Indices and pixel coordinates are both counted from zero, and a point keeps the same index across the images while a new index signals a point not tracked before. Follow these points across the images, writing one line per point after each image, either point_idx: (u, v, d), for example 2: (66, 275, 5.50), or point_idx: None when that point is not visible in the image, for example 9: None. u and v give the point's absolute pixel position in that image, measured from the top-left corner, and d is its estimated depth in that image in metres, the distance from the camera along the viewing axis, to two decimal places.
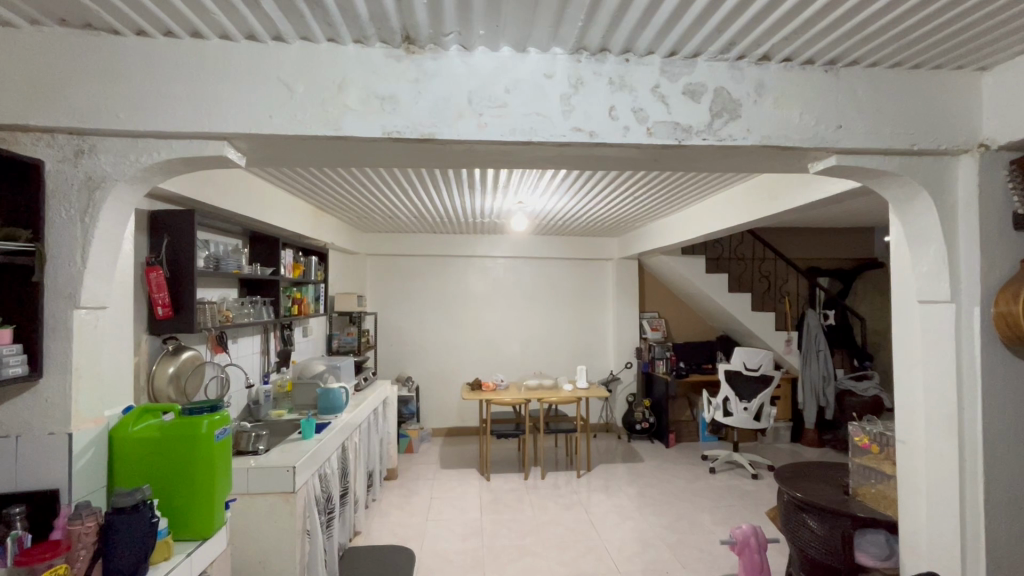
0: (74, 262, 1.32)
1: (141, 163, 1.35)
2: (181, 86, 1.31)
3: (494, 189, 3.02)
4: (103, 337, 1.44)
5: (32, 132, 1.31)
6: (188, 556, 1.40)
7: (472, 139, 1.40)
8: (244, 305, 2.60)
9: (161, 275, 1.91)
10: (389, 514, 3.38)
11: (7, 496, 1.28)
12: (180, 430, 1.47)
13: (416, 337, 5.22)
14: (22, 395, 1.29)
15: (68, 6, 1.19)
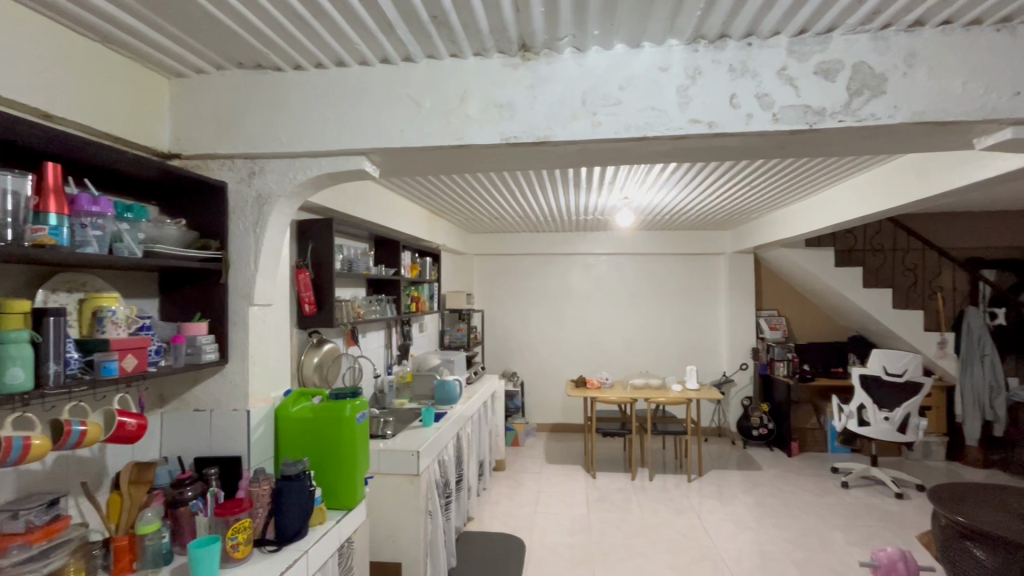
0: (249, 266, 1.57)
1: (298, 179, 1.56)
2: (329, 109, 1.50)
3: (600, 185, 3.00)
4: (270, 330, 1.70)
5: (219, 159, 1.58)
6: (338, 522, 1.58)
7: (587, 138, 1.42)
8: (372, 302, 2.87)
9: (307, 276, 2.18)
10: (499, 503, 3.52)
11: (204, 458, 1.56)
12: (328, 411, 1.67)
13: (520, 333, 5.36)
14: (214, 377, 1.56)
15: (245, 51, 1.41)
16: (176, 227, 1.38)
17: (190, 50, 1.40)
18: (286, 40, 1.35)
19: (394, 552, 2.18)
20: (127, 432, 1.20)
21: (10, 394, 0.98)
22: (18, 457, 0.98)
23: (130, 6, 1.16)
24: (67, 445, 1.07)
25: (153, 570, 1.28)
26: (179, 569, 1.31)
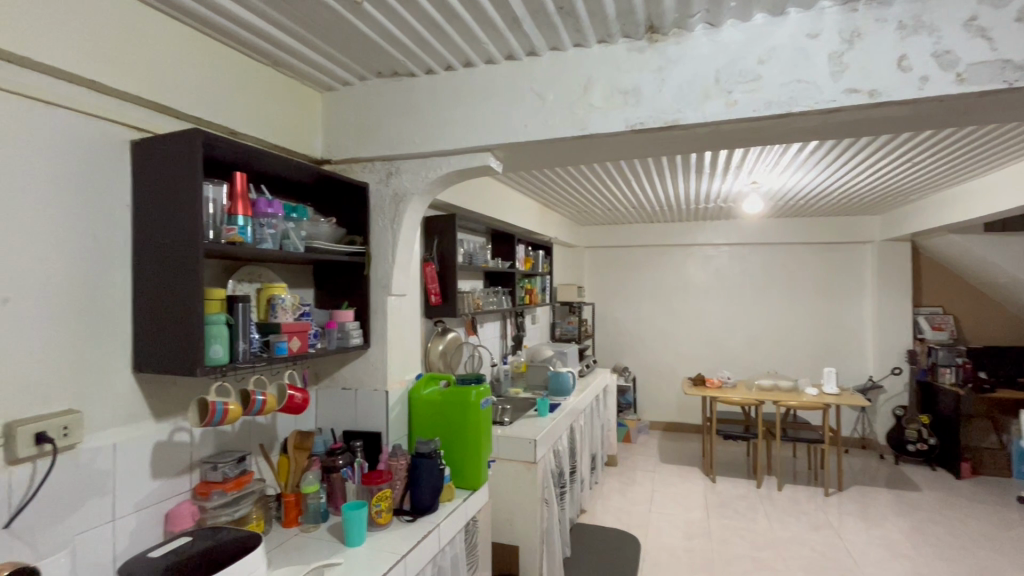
0: (388, 260, 1.71)
1: (429, 177, 1.67)
2: (457, 109, 1.58)
3: (724, 171, 2.79)
4: (405, 318, 1.84)
5: (362, 162, 1.75)
6: (464, 501, 1.67)
7: (719, 120, 1.33)
8: (489, 294, 2.98)
9: (434, 269, 2.33)
10: (611, 499, 3.48)
11: (351, 432, 1.74)
12: (455, 396, 1.78)
13: (632, 327, 5.21)
14: (360, 359, 1.74)
15: (385, 61, 1.53)
16: (327, 225, 1.56)
17: (341, 64, 1.55)
18: (420, 47, 1.44)
19: (511, 536, 2.25)
20: (295, 403, 1.38)
21: (214, 365, 1.18)
22: (221, 419, 1.18)
23: (293, 28, 1.31)
24: (253, 412, 1.27)
25: (313, 526, 1.47)
26: (333, 527, 1.48)
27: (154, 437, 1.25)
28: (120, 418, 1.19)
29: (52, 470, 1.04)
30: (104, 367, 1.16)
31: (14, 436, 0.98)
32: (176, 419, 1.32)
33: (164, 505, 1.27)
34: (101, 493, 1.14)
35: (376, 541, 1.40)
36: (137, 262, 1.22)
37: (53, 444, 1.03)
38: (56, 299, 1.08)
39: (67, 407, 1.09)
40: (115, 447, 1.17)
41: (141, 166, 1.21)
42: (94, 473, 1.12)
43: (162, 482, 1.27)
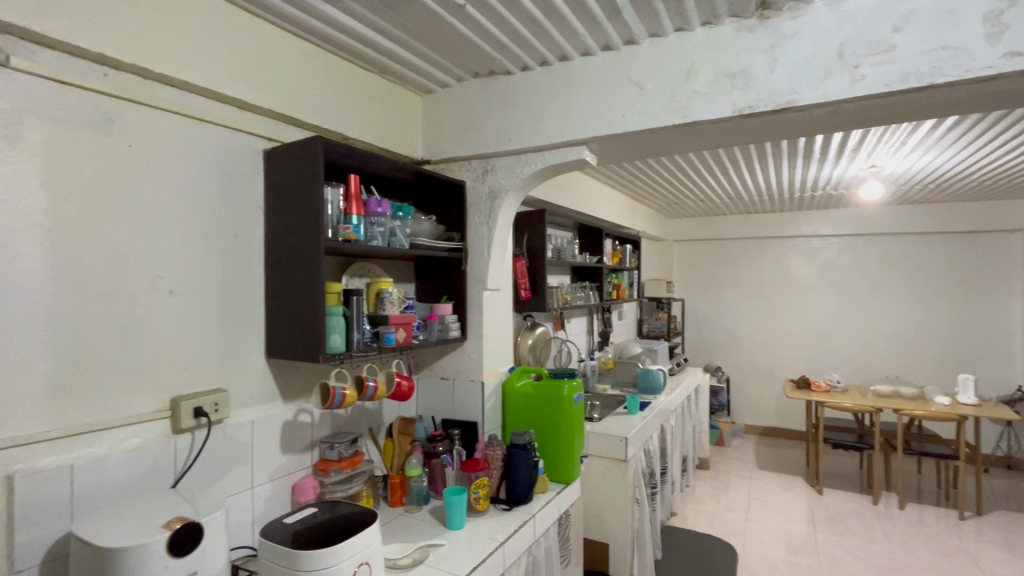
0: (483, 255, 1.76)
1: (524, 173, 1.69)
2: (553, 104, 1.58)
3: (838, 155, 2.54)
4: (500, 312, 1.89)
5: (459, 161, 1.81)
6: (558, 494, 1.68)
7: (843, 98, 1.21)
8: (577, 289, 2.96)
9: (524, 264, 2.36)
10: (703, 503, 3.33)
11: (448, 420, 1.82)
12: (548, 389, 1.79)
13: (725, 325, 4.93)
14: (457, 351, 1.81)
15: (482, 61, 1.57)
16: (428, 222, 1.63)
17: (441, 68, 1.62)
18: (517, 44, 1.46)
19: (601, 532, 2.23)
20: (402, 390, 1.46)
21: (333, 353, 1.29)
22: (340, 403, 1.28)
23: (400, 37, 1.39)
24: (366, 397, 1.36)
25: (416, 508, 1.55)
26: (435, 510, 1.56)
27: (282, 416, 1.39)
28: (256, 397, 1.34)
29: (206, 441, 1.20)
30: (244, 352, 1.31)
31: (178, 409, 1.14)
32: (300, 401, 1.46)
33: (291, 478, 1.41)
34: (243, 463, 1.29)
35: (475, 526, 1.46)
36: (269, 259, 1.36)
37: (206, 418, 1.19)
38: (208, 291, 1.23)
39: (216, 386, 1.25)
40: (253, 423, 1.32)
41: (272, 173, 1.34)
42: (237, 445, 1.27)
43: (289, 457, 1.41)
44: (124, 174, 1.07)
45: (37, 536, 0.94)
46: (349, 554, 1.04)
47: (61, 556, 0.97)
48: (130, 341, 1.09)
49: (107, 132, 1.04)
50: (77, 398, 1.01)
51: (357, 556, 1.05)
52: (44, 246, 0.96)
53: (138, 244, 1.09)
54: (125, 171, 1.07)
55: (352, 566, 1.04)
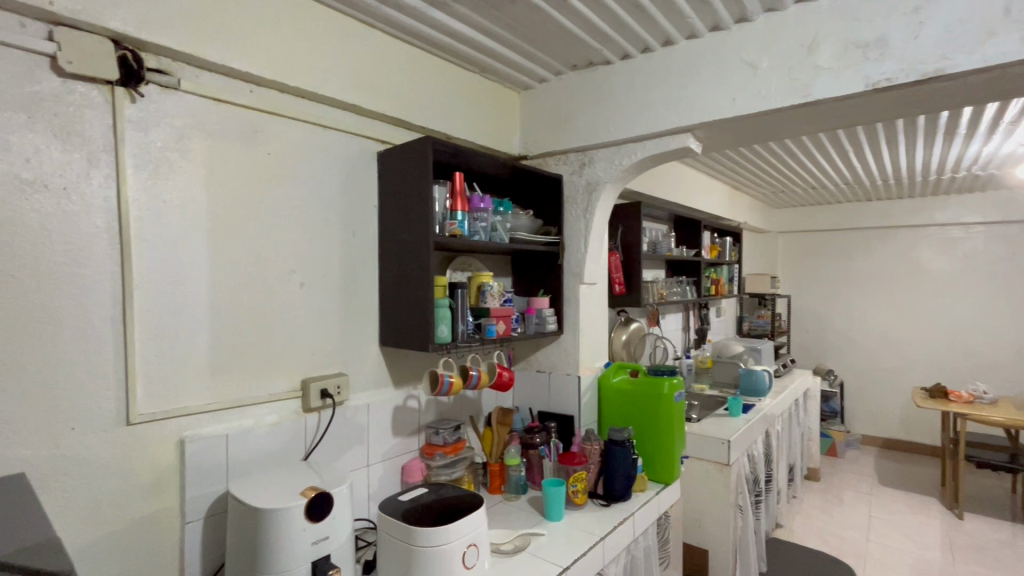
0: (581, 249, 1.75)
1: (623, 164, 1.66)
2: (655, 92, 1.53)
3: (990, 129, 2.19)
4: (596, 307, 1.87)
5: (556, 155, 1.81)
6: (658, 493, 1.63)
7: (1010, 61, 1.05)
8: (673, 284, 2.85)
9: (618, 258, 2.31)
10: (814, 518, 3.06)
11: (545, 412, 1.84)
12: (648, 386, 1.74)
13: (839, 324, 4.48)
14: (553, 345, 1.82)
15: (581, 53, 1.55)
16: (527, 217, 1.66)
17: (540, 63, 1.62)
18: (619, 32, 1.42)
19: (700, 538, 2.14)
20: (503, 380, 1.50)
21: (441, 343, 1.35)
22: (447, 390, 1.34)
23: (502, 35, 1.42)
24: (470, 385, 1.42)
25: (514, 496, 1.59)
26: (532, 499, 1.59)
27: (394, 400, 1.49)
28: (371, 383, 1.45)
29: (331, 419, 1.32)
30: (360, 340, 1.42)
31: (308, 389, 1.27)
32: (408, 387, 1.55)
33: (401, 459, 1.51)
34: (360, 443, 1.40)
35: (574, 519, 1.46)
36: (382, 254, 1.45)
37: (331, 399, 1.31)
38: (332, 284, 1.35)
39: (338, 370, 1.36)
40: (369, 406, 1.42)
41: (385, 173, 1.43)
42: (356, 425, 1.39)
43: (399, 439, 1.51)
44: (265, 179, 1.20)
45: (202, 493, 1.09)
46: (459, 534, 1.09)
47: (219, 512, 1.12)
48: (271, 327, 1.22)
49: (252, 143, 1.18)
50: (229, 376, 1.15)
51: (467, 537, 1.10)
52: (205, 243, 1.11)
53: (276, 241, 1.23)
54: (266, 177, 1.21)
55: (462, 546, 1.09)
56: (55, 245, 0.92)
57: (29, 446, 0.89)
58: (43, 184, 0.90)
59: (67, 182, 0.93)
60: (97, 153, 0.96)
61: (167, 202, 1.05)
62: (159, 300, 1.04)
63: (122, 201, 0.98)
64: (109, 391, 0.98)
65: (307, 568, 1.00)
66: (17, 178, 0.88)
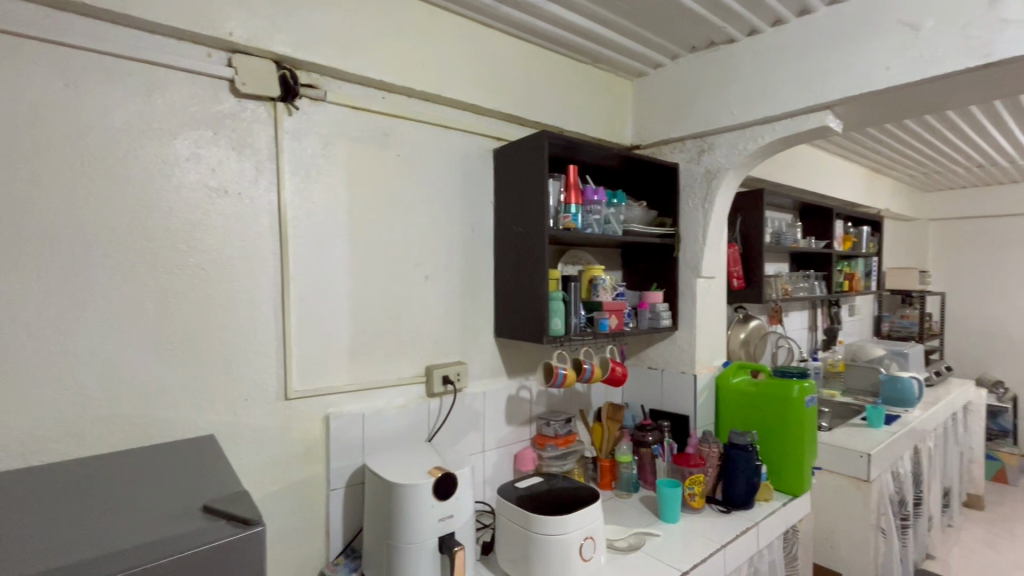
0: (698, 241, 1.66)
1: (748, 149, 1.54)
2: (787, 68, 1.40)
3: None
4: (715, 302, 1.76)
5: (671, 143, 1.74)
6: (785, 505, 1.51)
7: None
8: (799, 278, 2.59)
9: (737, 250, 2.15)
10: (976, 552, 2.63)
11: (657, 411, 1.77)
12: (773, 388, 1.61)
13: (1012, 328, 3.77)
14: (666, 341, 1.76)
15: (702, 32, 1.47)
16: (640, 208, 1.61)
17: (655, 47, 1.56)
18: (747, 6, 1.32)
19: (832, 559, 1.94)
20: (616, 375, 1.47)
21: (555, 335, 1.37)
22: (561, 382, 1.35)
23: (618, 22, 1.38)
24: (583, 378, 1.41)
25: (626, 494, 1.56)
26: (645, 499, 1.54)
27: (507, 390, 1.54)
28: (487, 372, 1.50)
29: (452, 405, 1.40)
30: (477, 331, 1.48)
31: (432, 375, 1.35)
32: (521, 378, 1.58)
33: (514, 448, 1.55)
34: (476, 429, 1.46)
35: (691, 522, 1.40)
36: (497, 248, 1.50)
37: (452, 385, 1.38)
38: (453, 276, 1.42)
39: (457, 359, 1.43)
40: (484, 394, 1.48)
41: (500, 169, 1.47)
42: (473, 412, 1.45)
43: (512, 428, 1.55)
44: (395, 179, 1.30)
45: (344, 464, 1.21)
46: (576, 525, 1.10)
47: (357, 482, 1.24)
48: (399, 317, 1.32)
49: (384, 146, 1.27)
50: (365, 360, 1.27)
51: (583, 529, 1.11)
52: (345, 240, 1.22)
53: (404, 236, 1.32)
54: (396, 177, 1.30)
55: (579, 538, 1.10)
56: (233, 241, 1.07)
57: (215, 413, 1.05)
58: (225, 190, 1.06)
59: (241, 188, 1.08)
60: (263, 162, 1.10)
61: (316, 202, 1.18)
62: (310, 290, 1.17)
63: (282, 203, 1.12)
64: (272, 369, 1.12)
65: (434, 543, 1.07)
66: (206, 186, 1.04)
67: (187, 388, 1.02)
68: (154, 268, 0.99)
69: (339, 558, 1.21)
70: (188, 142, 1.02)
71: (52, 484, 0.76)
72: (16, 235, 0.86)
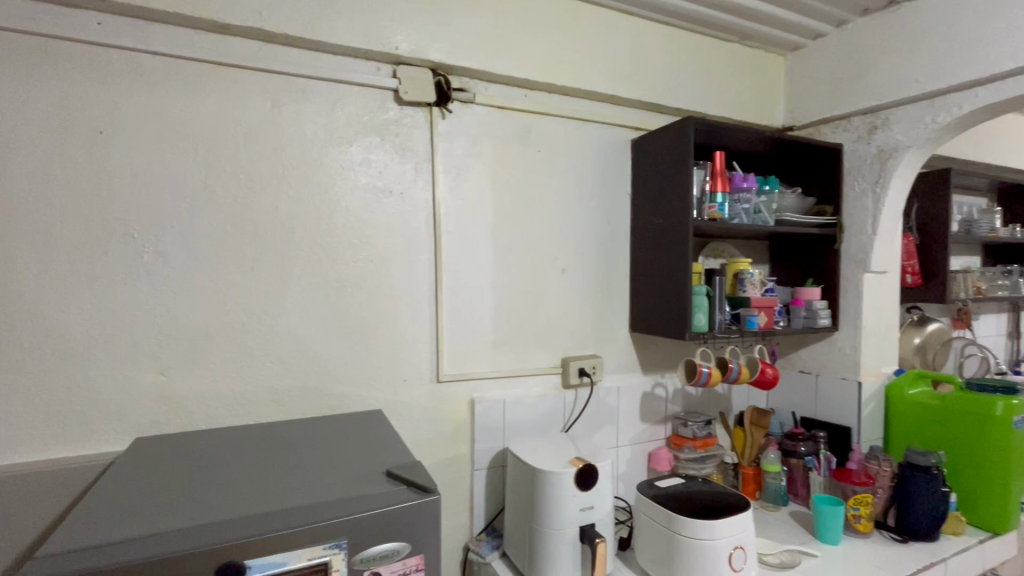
0: (866, 230, 1.47)
1: (937, 122, 1.31)
2: (999, 20, 1.16)
3: None
4: (887, 301, 1.54)
5: (833, 122, 1.55)
6: (983, 543, 1.27)
7: None
8: (996, 274, 2.16)
9: (913, 241, 1.84)
10: None
11: (811, 420, 1.60)
12: (967, 405, 1.36)
13: None
14: (824, 343, 1.58)
15: None
16: (795, 196, 1.46)
17: (818, 15, 1.40)
18: None
19: None
20: (767, 377, 1.36)
21: (698, 332, 1.30)
22: (705, 381, 1.28)
23: None
24: (729, 379, 1.33)
25: (773, 506, 1.44)
26: (797, 514, 1.41)
27: (642, 387, 1.50)
28: (621, 367, 1.48)
29: (587, 398, 1.41)
30: (612, 325, 1.46)
31: (568, 367, 1.37)
32: (656, 374, 1.54)
33: (648, 446, 1.51)
34: (610, 424, 1.45)
35: (856, 547, 1.25)
36: (633, 241, 1.47)
37: (588, 377, 1.39)
38: (589, 269, 1.42)
39: (592, 352, 1.43)
40: (619, 389, 1.46)
41: (639, 160, 1.43)
42: (608, 406, 1.44)
43: (647, 426, 1.51)
44: (535, 174, 1.33)
45: (486, 447, 1.28)
46: (726, 533, 1.04)
47: (498, 465, 1.31)
48: (538, 308, 1.35)
49: (526, 142, 1.31)
50: (506, 349, 1.32)
51: (733, 537, 1.04)
52: (490, 234, 1.29)
53: (543, 230, 1.35)
54: (536, 172, 1.33)
55: (728, 546, 1.04)
56: (396, 237, 1.18)
57: (380, 390, 1.18)
58: (389, 190, 1.17)
59: (402, 188, 1.19)
60: (421, 163, 1.20)
61: (465, 200, 1.25)
62: (459, 281, 1.26)
63: (436, 200, 1.21)
64: (426, 353, 1.23)
65: (575, 531, 1.09)
66: (374, 187, 1.16)
67: (359, 367, 1.16)
68: (335, 260, 1.13)
69: (482, 535, 1.28)
70: (362, 149, 1.15)
71: (263, 441, 0.91)
72: (238, 233, 1.05)
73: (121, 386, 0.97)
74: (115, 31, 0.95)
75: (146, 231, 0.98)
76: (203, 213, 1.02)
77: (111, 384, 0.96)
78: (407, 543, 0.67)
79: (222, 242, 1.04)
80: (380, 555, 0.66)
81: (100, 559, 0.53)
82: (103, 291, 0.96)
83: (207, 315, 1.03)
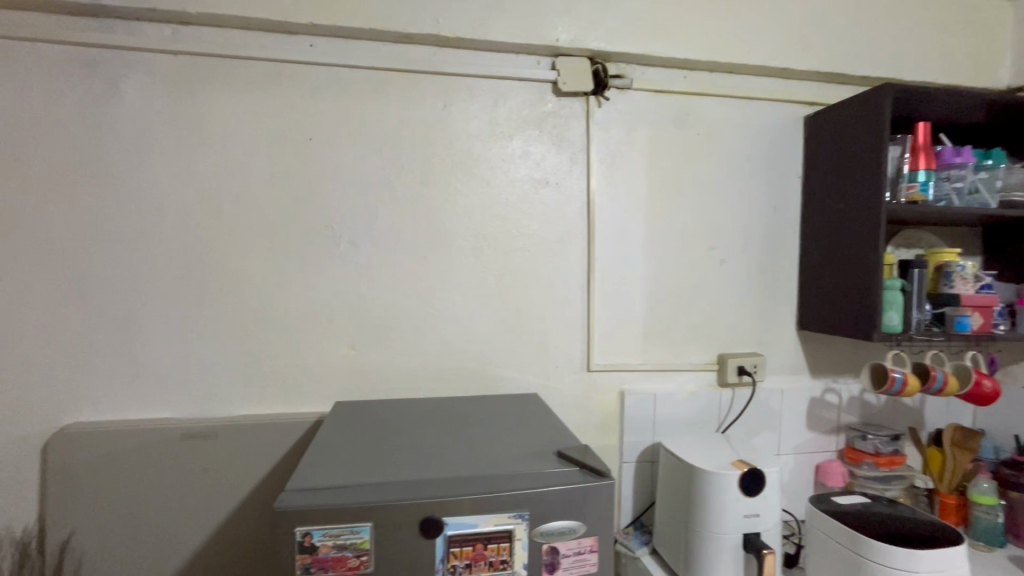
0: None
1: None
2: None
3: None
4: None
5: None
6: None
7: None
8: None
9: None
10: None
11: None
12: None
13: None
14: None
15: None
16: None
17: None
18: None
19: None
20: (983, 392, 1.14)
21: (890, 332, 1.13)
22: (899, 390, 1.11)
23: None
24: (931, 390, 1.14)
25: (986, 547, 1.20)
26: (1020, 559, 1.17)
27: (811, 391, 1.35)
28: (787, 368, 1.35)
29: (747, 399, 1.31)
30: (777, 322, 1.33)
31: (725, 364, 1.28)
32: (829, 379, 1.37)
33: (817, 457, 1.36)
34: (773, 428, 1.33)
35: None
36: (804, 228, 1.32)
37: (749, 376, 1.29)
38: (751, 260, 1.31)
39: (753, 350, 1.32)
40: (783, 392, 1.33)
41: (815, 138, 1.28)
42: (770, 409, 1.33)
43: (816, 435, 1.36)
44: (693, 159, 1.26)
45: (636, 440, 1.26)
46: (931, 566, 0.89)
47: (648, 460, 1.27)
48: (692, 301, 1.29)
49: (684, 126, 1.25)
50: (658, 342, 1.28)
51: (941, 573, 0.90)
52: (644, 223, 1.25)
53: (701, 219, 1.28)
54: (694, 157, 1.26)
55: None
56: (552, 227, 1.21)
57: (533, 375, 1.22)
58: (546, 181, 1.20)
59: (559, 178, 1.21)
60: (577, 153, 1.21)
61: (619, 188, 1.23)
62: (612, 271, 1.24)
63: (591, 190, 1.21)
64: (577, 342, 1.24)
65: (738, 538, 1.02)
66: (532, 178, 1.20)
67: (515, 351, 1.21)
68: (495, 249, 1.19)
69: (629, 528, 1.26)
70: (521, 142, 1.19)
71: (437, 414, 0.99)
72: (413, 224, 1.16)
73: (322, 357, 1.14)
74: (322, 51, 1.10)
75: (341, 223, 1.13)
76: (386, 207, 1.14)
77: (314, 355, 1.13)
78: (582, 523, 0.69)
79: (400, 233, 1.15)
80: (557, 531, 0.68)
81: (332, 497, 0.63)
82: (310, 275, 1.13)
83: (387, 298, 1.15)
